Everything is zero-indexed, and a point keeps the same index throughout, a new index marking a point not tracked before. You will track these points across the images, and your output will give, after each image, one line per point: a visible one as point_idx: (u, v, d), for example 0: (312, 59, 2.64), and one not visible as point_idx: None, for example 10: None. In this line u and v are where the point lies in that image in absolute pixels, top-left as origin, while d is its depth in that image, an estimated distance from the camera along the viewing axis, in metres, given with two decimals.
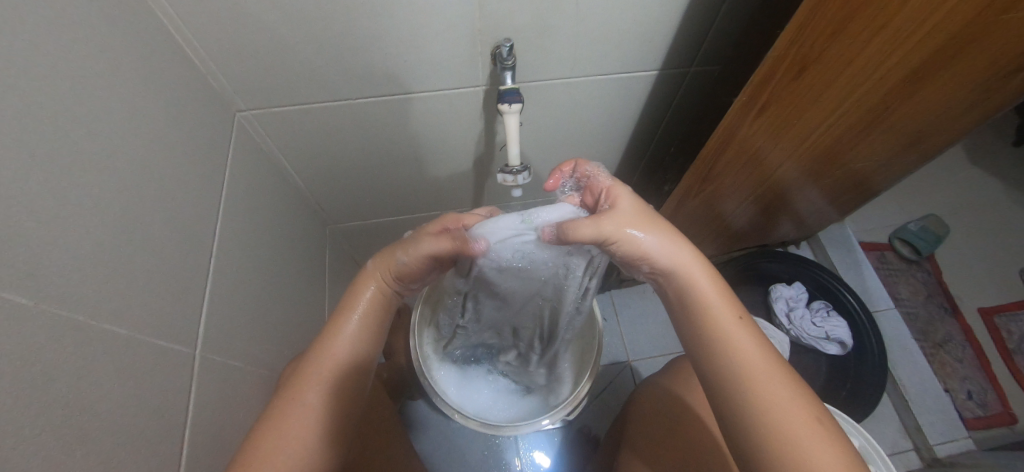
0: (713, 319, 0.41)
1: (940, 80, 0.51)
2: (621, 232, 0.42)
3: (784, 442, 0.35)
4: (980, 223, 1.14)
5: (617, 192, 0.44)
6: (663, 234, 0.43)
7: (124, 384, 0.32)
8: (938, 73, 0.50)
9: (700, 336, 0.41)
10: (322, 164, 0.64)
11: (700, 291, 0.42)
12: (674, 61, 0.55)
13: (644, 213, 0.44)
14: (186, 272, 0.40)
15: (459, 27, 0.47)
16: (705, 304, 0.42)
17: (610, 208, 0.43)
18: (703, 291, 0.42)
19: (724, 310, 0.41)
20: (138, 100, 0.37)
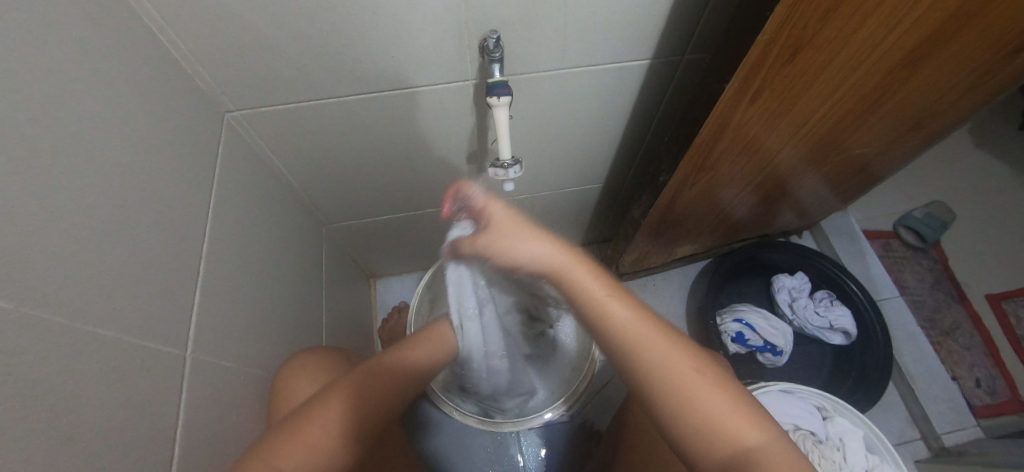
0: (622, 330, 0.38)
1: (937, 59, 0.50)
2: (494, 245, 0.44)
3: (685, 415, 0.35)
4: (986, 208, 1.12)
5: (489, 208, 0.46)
6: (534, 233, 0.42)
7: (113, 387, 0.32)
8: (939, 46, 0.47)
9: (593, 325, 0.40)
10: (314, 164, 0.64)
11: (597, 304, 0.39)
12: (665, 49, 0.54)
13: (516, 221, 0.44)
14: (176, 273, 0.40)
15: (445, 20, 0.46)
16: (605, 320, 0.39)
17: (484, 226, 0.46)
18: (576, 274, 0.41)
19: (629, 319, 0.38)
20: (123, 101, 0.37)
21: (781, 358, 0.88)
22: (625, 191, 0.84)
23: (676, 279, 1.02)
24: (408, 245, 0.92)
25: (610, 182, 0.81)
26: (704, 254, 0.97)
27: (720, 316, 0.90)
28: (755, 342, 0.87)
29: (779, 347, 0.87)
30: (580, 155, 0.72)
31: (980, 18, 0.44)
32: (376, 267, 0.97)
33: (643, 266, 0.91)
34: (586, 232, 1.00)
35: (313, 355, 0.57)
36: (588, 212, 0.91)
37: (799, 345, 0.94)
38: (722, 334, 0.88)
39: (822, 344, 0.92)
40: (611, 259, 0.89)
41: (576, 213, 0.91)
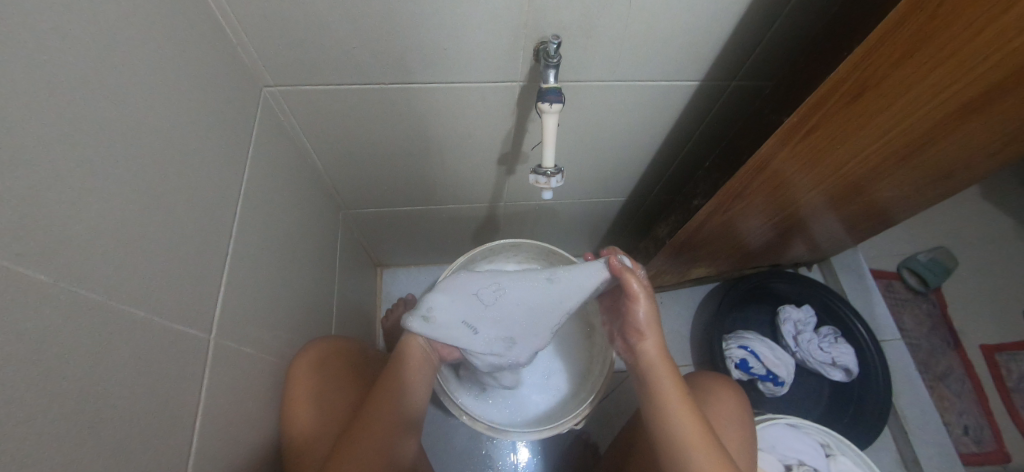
0: (664, 401, 0.52)
1: (974, 122, 0.51)
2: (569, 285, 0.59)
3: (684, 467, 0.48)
4: (988, 258, 1.14)
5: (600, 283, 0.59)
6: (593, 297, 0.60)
7: (137, 370, 0.30)
8: (979, 114, 0.50)
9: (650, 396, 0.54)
10: (344, 148, 0.62)
11: (656, 375, 0.54)
12: (718, 73, 0.54)
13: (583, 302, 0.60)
14: (206, 253, 0.38)
15: (505, 18, 0.45)
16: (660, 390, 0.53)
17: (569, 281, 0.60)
18: (653, 362, 0.55)
19: (674, 392, 0.52)
20: (168, 65, 0.35)
21: (781, 388, 0.89)
22: (646, 208, 0.84)
23: (684, 299, 1.02)
24: (420, 239, 0.91)
25: (634, 197, 0.81)
26: (714, 278, 0.97)
27: (724, 341, 0.91)
28: (758, 370, 0.88)
29: (779, 378, 0.88)
30: (611, 167, 0.71)
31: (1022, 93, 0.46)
32: (384, 256, 0.96)
33: (654, 284, 0.91)
34: (599, 242, 0.99)
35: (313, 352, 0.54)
36: (606, 224, 0.90)
37: (799, 377, 0.94)
38: (726, 359, 0.89)
39: (821, 378, 0.93)
40: None
41: (594, 224, 0.90)
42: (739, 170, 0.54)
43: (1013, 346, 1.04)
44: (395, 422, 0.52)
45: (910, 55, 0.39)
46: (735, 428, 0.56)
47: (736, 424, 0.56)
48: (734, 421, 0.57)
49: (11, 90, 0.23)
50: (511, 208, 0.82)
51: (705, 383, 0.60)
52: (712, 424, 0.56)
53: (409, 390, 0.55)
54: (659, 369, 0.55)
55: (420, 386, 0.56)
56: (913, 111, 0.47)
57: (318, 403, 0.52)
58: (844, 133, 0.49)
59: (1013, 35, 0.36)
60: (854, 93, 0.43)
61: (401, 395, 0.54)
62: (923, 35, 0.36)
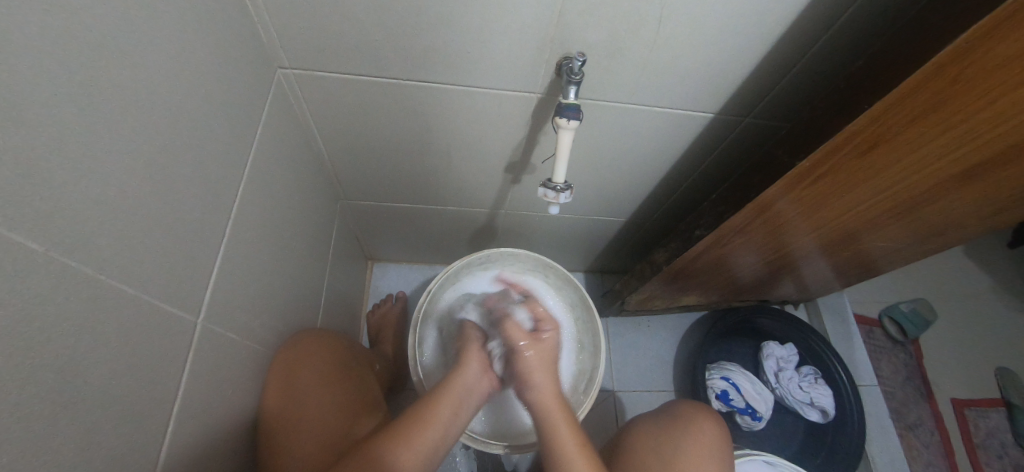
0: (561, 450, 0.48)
1: (971, 187, 0.52)
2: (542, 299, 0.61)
3: None
4: (966, 315, 1.17)
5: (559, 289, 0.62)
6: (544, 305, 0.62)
7: (121, 347, 0.29)
8: (975, 181, 0.51)
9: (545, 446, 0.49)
10: (351, 138, 0.61)
11: (552, 423, 0.50)
12: (733, 108, 0.55)
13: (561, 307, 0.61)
14: (202, 233, 0.37)
15: (533, 29, 0.44)
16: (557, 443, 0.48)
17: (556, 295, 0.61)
18: (548, 412, 0.51)
19: (573, 445, 0.48)
20: (188, 36, 0.34)
21: (759, 423, 0.89)
22: (645, 230, 0.84)
23: (671, 324, 1.02)
24: (415, 237, 0.90)
25: (635, 219, 0.81)
26: (703, 307, 0.97)
27: (707, 370, 0.92)
28: (737, 402, 0.89)
29: (758, 412, 0.89)
30: (616, 188, 0.71)
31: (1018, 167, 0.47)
32: (376, 249, 0.94)
33: (645, 307, 0.91)
34: (594, 259, 0.99)
35: (294, 348, 0.52)
36: (603, 242, 0.90)
37: (776, 414, 0.95)
38: (707, 389, 0.89)
39: (798, 417, 0.94)
40: (618, 294, 0.89)
41: (591, 241, 0.90)
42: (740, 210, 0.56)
43: (981, 402, 1.08)
44: (428, 459, 0.47)
45: (920, 117, 0.39)
46: (716, 459, 0.56)
47: (717, 457, 0.56)
48: (715, 455, 0.56)
49: (24, 46, 0.22)
50: (511, 216, 0.81)
51: (687, 413, 0.61)
52: (693, 456, 0.55)
53: (443, 425, 0.49)
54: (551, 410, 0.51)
55: (457, 425, 0.51)
56: (918, 169, 0.48)
57: (299, 397, 0.49)
58: (846, 185, 0.51)
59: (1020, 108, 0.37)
60: (861, 149, 0.44)
61: (435, 428, 0.48)
62: (934, 100, 0.37)
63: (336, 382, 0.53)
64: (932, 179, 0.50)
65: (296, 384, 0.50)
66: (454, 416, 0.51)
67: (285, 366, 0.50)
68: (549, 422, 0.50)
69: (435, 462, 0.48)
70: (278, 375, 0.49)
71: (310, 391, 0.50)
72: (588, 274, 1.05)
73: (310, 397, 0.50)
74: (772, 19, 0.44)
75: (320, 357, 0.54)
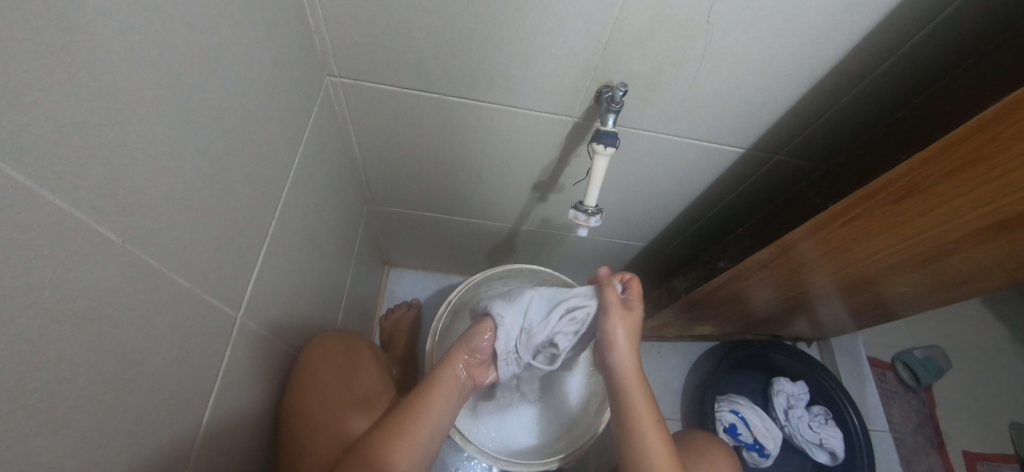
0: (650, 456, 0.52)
1: (997, 242, 0.53)
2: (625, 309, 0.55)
3: None
4: (981, 366, 1.16)
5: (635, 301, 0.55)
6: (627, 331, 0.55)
7: (173, 338, 0.30)
8: (1003, 236, 0.51)
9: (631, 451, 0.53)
10: (387, 147, 0.62)
11: (628, 392, 0.55)
12: (765, 145, 0.56)
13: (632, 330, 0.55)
14: (250, 231, 0.38)
15: (578, 58, 0.46)
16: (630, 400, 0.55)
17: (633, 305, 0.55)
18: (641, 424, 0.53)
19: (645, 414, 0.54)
20: (257, 44, 0.36)
21: (766, 460, 0.88)
22: (664, 256, 0.84)
23: (682, 352, 1.02)
24: (434, 246, 0.91)
25: (654, 245, 0.81)
26: (716, 338, 0.97)
27: (716, 402, 0.91)
28: (746, 437, 0.88)
29: (766, 449, 0.88)
30: (640, 213, 0.72)
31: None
32: (395, 255, 0.95)
33: (658, 333, 0.91)
34: None
35: (320, 346, 0.53)
36: (620, 264, 0.91)
37: (784, 452, 0.94)
38: (715, 421, 0.88)
39: (805, 457, 0.93)
40: None
41: (608, 263, 0.90)
42: (767, 247, 0.57)
43: (993, 456, 1.06)
44: (425, 448, 0.49)
45: (958, 170, 0.40)
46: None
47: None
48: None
49: (127, 50, 0.23)
50: (533, 232, 0.82)
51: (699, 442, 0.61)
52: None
53: (438, 416, 0.51)
54: (644, 421, 0.54)
55: (449, 417, 0.52)
56: (948, 220, 0.48)
57: (325, 392, 0.50)
58: (875, 230, 0.51)
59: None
60: (894, 196, 0.45)
61: (431, 419, 0.50)
62: (974, 154, 0.38)
63: (348, 381, 0.53)
64: (961, 232, 0.50)
65: (312, 385, 0.50)
66: (447, 406, 0.52)
67: (312, 362, 0.51)
68: (641, 431, 0.53)
69: (430, 454, 0.50)
70: (305, 370, 0.50)
71: (325, 393, 0.50)
72: None
73: (336, 393, 0.51)
74: (814, 63, 0.45)
75: (337, 357, 0.54)
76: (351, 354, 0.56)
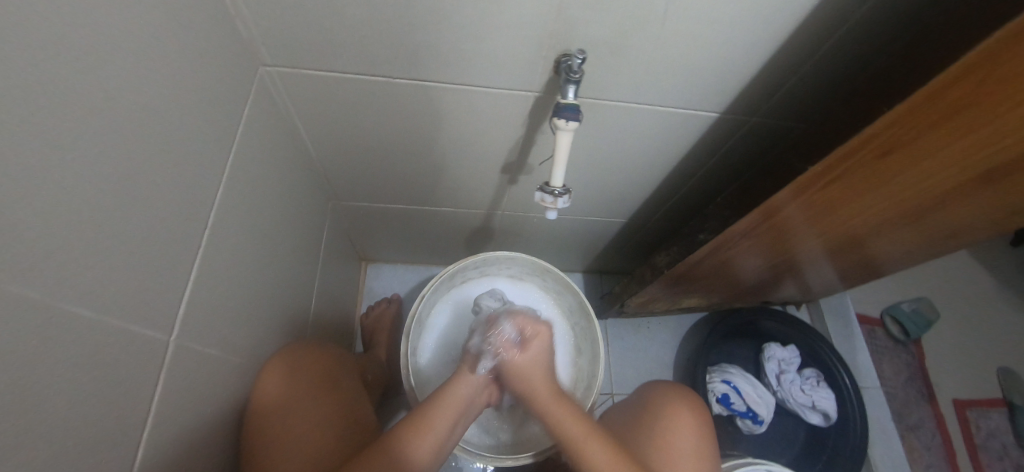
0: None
1: (990, 194, 0.50)
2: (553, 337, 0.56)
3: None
4: (968, 313, 1.17)
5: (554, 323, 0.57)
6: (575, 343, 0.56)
7: (82, 377, 0.27)
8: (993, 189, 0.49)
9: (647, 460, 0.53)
10: (342, 137, 0.58)
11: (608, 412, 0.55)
12: (740, 107, 0.52)
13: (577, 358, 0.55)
14: (172, 245, 0.34)
15: (530, 26, 0.42)
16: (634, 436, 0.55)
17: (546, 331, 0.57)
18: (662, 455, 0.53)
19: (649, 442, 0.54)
20: (158, 34, 0.31)
21: (760, 427, 0.88)
22: (646, 231, 0.82)
23: (672, 326, 1.00)
24: (408, 237, 0.87)
25: (635, 220, 0.79)
26: (705, 308, 0.95)
27: (707, 374, 0.90)
28: (738, 406, 0.87)
29: (759, 416, 0.87)
30: (617, 188, 0.69)
31: None
32: (370, 250, 0.92)
33: (645, 309, 0.89)
34: (593, 260, 0.96)
35: (285, 359, 0.51)
36: (603, 242, 0.88)
37: (777, 417, 0.94)
38: (708, 393, 0.88)
39: (799, 421, 0.93)
40: (617, 296, 0.87)
41: (590, 241, 0.88)
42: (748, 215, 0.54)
43: (983, 402, 1.07)
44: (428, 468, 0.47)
45: (946, 118, 0.37)
46: (695, 451, 0.54)
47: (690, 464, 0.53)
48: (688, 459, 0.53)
49: None
50: (508, 217, 0.79)
51: (665, 397, 0.59)
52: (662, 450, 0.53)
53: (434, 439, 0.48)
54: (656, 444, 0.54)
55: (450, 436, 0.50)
56: (939, 172, 0.45)
57: (293, 405, 0.48)
58: (864, 187, 0.48)
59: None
60: (877, 152, 0.42)
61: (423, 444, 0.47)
62: (963, 100, 0.35)
63: (319, 391, 0.50)
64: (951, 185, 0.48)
65: (274, 400, 0.47)
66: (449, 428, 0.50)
67: (274, 375, 0.49)
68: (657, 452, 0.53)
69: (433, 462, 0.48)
70: (266, 383, 0.48)
71: (289, 409, 0.47)
72: (586, 274, 1.03)
73: (304, 402, 0.48)
74: (785, 14, 0.41)
75: (305, 367, 0.51)
76: (320, 358, 0.54)
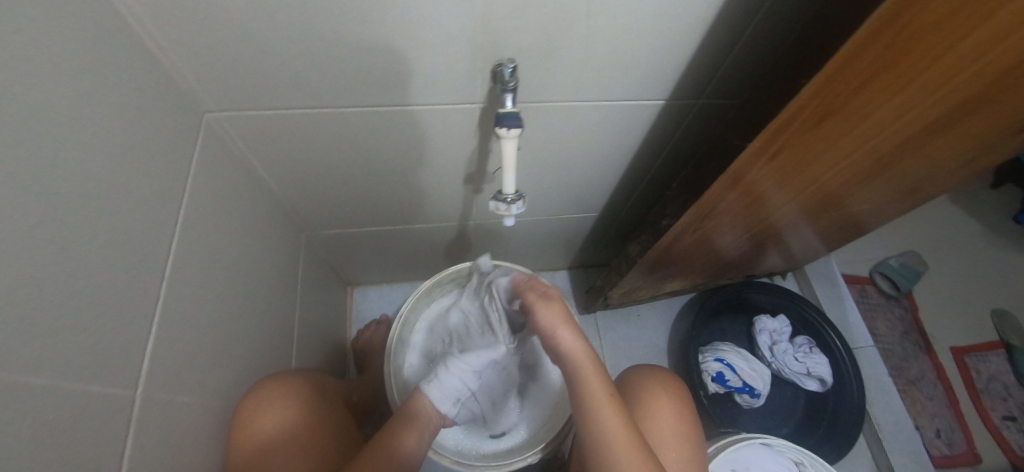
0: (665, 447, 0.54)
1: (941, 137, 0.51)
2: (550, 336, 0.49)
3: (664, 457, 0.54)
4: (955, 261, 1.17)
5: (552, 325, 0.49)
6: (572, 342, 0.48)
7: (45, 444, 0.27)
8: (940, 132, 0.50)
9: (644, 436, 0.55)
10: (301, 171, 0.59)
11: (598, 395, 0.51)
12: (682, 93, 0.53)
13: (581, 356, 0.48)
14: (129, 301, 0.35)
15: (458, 42, 0.42)
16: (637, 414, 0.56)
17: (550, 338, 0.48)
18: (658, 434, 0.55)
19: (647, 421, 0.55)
20: (89, 99, 0.32)
21: (758, 400, 0.89)
22: (619, 222, 0.82)
23: (661, 311, 1.01)
24: (388, 258, 0.88)
25: (605, 213, 0.79)
26: (691, 289, 0.96)
27: (700, 354, 0.90)
28: (735, 382, 0.88)
29: (756, 390, 0.88)
30: (581, 185, 0.70)
31: (979, 109, 0.46)
32: (353, 275, 0.93)
33: (630, 298, 0.89)
34: (575, 257, 0.97)
35: (271, 394, 0.51)
36: (580, 238, 0.89)
37: (776, 388, 0.94)
38: (702, 373, 0.88)
39: (798, 389, 0.93)
40: (600, 289, 0.87)
41: (568, 239, 0.88)
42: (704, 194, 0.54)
43: (979, 347, 1.07)
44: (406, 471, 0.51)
45: (872, 77, 0.37)
46: (678, 425, 0.56)
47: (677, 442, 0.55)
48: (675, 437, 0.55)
49: None
50: (481, 226, 0.80)
51: (643, 377, 0.61)
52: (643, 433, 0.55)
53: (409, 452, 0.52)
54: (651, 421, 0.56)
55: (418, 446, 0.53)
56: (884, 126, 0.46)
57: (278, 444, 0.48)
58: (816, 150, 0.49)
59: (989, 44, 0.35)
60: (816, 117, 0.42)
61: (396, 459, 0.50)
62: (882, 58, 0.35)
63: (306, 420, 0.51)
64: (900, 136, 0.49)
65: (259, 437, 0.48)
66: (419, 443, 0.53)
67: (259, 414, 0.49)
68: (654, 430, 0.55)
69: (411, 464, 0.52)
70: (248, 424, 0.48)
71: (277, 443, 0.48)
72: (571, 271, 1.04)
73: (289, 441, 0.49)
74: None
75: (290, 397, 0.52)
76: (303, 385, 0.54)
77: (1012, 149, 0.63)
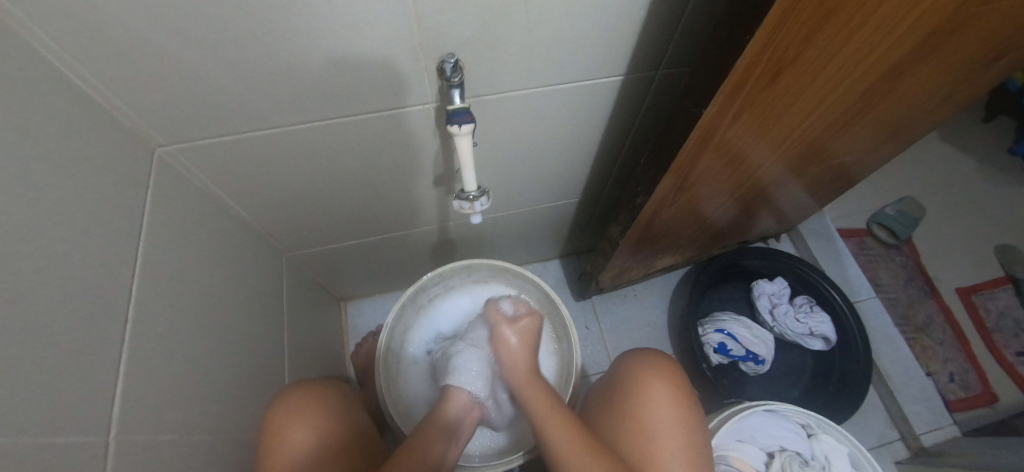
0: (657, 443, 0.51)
1: (912, 74, 0.49)
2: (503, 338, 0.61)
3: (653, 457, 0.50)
4: (956, 201, 1.15)
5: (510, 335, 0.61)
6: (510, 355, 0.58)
7: None
8: (910, 69, 0.48)
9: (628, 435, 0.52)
10: (269, 194, 0.59)
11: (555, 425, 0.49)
12: (638, 66, 0.52)
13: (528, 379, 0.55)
14: (96, 347, 0.35)
15: (395, 45, 0.41)
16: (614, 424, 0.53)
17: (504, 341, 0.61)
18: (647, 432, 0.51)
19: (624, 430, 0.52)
20: (27, 151, 0.32)
21: (763, 365, 0.88)
22: (601, 204, 0.81)
23: (658, 289, 1.00)
24: (376, 269, 0.88)
25: (586, 197, 0.78)
26: (685, 263, 0.95)
27: (700, 326, 0.90)
28: (738, 351, 0.87)
29: (759, 355, 0.87)
30: (554, 172, 0.69)
31: (946, 40, 0.44)
32: (344, 289, 0.93)
33: (623, 279, 0.88)
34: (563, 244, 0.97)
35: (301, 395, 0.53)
36: (566, 225, 0.88)
37: (781, 352, 0.93)
38: (704, 345, 0.87)
39: (804, 350, 0.92)
40: (591, 274, 0.87)
41: (553, 228, 0.88)
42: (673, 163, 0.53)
43: (986, 285, 1.03)
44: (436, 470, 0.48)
45: (818, 26, 0.36)
46: (674, 410, 0.53)
47: (677, 430, 0.52)
48: (674, 425, 0.52)
49: None
50: (462, 225, 0.79)
51: (637, 363, 0.58)
52: (634, 430, 0.52)
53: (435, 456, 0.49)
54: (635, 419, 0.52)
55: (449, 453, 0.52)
56: (846, 71, 0.44)
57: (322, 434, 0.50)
58: (781, 105, 0.47)
59: None
60: (769, 73, 0.41)
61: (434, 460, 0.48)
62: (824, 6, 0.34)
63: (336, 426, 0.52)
64: (868, 78, 0.47)
65: (301, 429, 0.50)
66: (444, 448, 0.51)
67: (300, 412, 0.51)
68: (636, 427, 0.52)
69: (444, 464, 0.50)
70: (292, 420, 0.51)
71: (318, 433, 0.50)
72: (563, 259, 1.03)
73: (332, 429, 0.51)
74: None
75: (312, 406, 0.52)
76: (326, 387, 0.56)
77: (994, 77, 0.60)
